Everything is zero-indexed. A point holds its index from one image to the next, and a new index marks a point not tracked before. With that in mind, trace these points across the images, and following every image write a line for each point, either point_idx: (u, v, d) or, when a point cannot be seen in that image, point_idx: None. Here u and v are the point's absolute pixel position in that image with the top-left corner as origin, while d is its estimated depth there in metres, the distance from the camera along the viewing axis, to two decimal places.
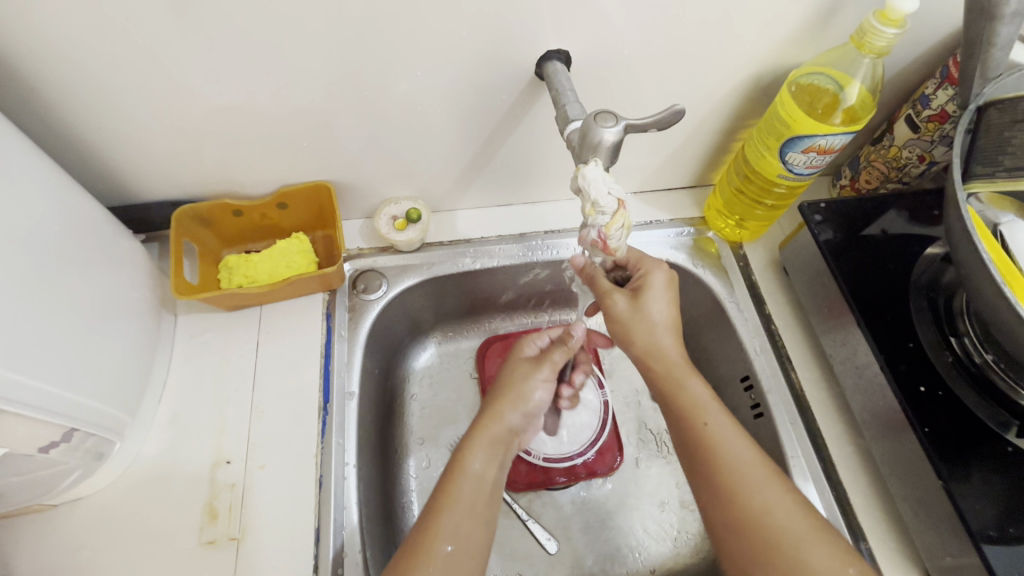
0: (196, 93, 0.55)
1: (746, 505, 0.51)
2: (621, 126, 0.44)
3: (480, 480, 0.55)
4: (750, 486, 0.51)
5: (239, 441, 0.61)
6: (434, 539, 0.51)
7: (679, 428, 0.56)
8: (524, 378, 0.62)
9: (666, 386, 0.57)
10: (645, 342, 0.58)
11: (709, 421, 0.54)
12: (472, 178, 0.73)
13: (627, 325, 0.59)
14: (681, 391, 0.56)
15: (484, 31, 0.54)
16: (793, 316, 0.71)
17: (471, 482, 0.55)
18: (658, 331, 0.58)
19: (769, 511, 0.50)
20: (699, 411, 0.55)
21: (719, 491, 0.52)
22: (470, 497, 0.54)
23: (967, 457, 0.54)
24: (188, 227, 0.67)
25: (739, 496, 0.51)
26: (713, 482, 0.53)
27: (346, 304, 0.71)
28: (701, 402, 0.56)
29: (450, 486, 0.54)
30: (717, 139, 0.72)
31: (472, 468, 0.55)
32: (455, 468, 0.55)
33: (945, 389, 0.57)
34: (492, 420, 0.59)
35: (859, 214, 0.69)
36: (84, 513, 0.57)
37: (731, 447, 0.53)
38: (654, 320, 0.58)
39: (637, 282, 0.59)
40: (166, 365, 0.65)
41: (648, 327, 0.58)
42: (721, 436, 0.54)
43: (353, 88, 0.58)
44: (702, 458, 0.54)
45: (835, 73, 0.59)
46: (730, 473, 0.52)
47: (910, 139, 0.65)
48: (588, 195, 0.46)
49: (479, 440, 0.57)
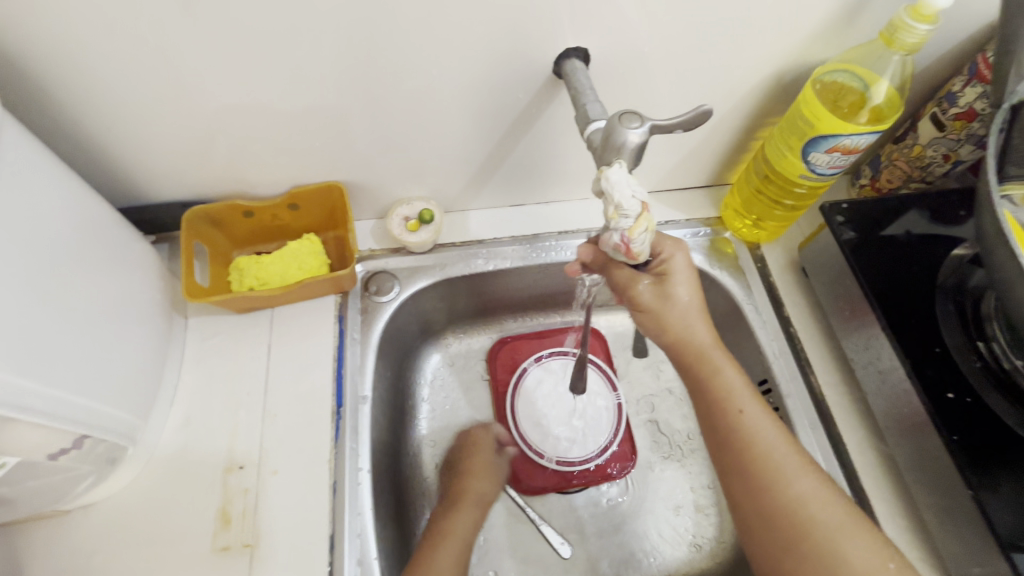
0: (207, 92, 0.54)
1: (781, 493, 0.50)
2: (646, 127, 0.43)
3: (465, 541, 0.62)
4: (786, 474, 0.51)
5: (253, 445, 0.60)
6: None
7: (711, 417, 0.55)
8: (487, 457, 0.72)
9: (698, 375, 0.56)
10: (674, 329, 0.56)
11: (744, 409, 0.53)
12: (485, 178, 0.72)
13: (656, 315, 0.56)
14: (715, 377, 0.55)
15: (501, 29, 0.53)
16: (813, 319, 0.70)
17: (455, 544, 0.61)
18: (690, 318, 0.56)
19: (806, 500, 0.50)
20: (733, 397, 0.54)
21: (752, 479, 0.51)
22: (457, 555, 0.60)
23: (996, 465, 0.52)
24: (198, 229, 0.66)
25: (773, 485, 0.51)
26: (747, 470, 0.52)
27: (358, 307, 0.70)
28: (736, 389, 0.54)
29: (441, 544, 0.61)
30: (736, 138, 0.70)
31: (457, 528, 0.63)
32: (443, 532, 0.62)
33: (973, 395, 0.56)
34: (471, 485, 0.68)
35: (881, 215, 0.67)
36: (96, 517, 0.56)
37: (767, 434, 0.53)
38: (682, 307, 0.56)
39: (658, 267, 0.56)
40: (177, 368, 0.64)
41: (677, 314, 0.56)
42: (757, 424, 0.53)
43: (367, 87, 0.57)
44: (736, 445, 0.53)
45: (860, 71, 0.58)
46: (763, 460, 0.51)
47: (936, 138, 0.63)
48: (611, 198, 0.44)
49: (463, 506, 0.66)
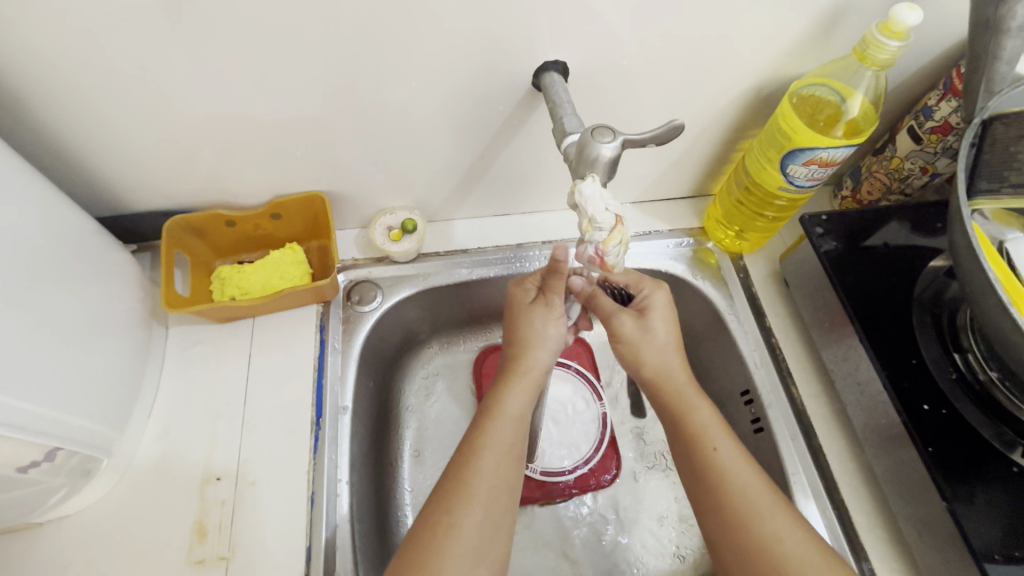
0: (187, 102, 0.54)
1: (756, 531, 0.50)
2: (619, 141, 0.43)
3: (518, 418, 0.56)
4: (760, 511, 0.50)
5: (231, 456, 0.60)
6: (474, 475, 0.51)
7: (687, 453, 0.55)
8: (541, 323, 0.59)
9: (675, 410, 0.57)
10: (650, 367, 0.59)
11: (718, 446, 0.54)
12: (469, 188, 0.72)
13: (633, 347, 0.60)
14: (689, 414, 0.56)
15: (480, 41, 0.53)
16: (793, 329, 0.70)
17: (509, 419, 0.55)
18: (666, 354, 0.59)
19: (780, 538, 0.49)
20: (708, 433, 0.55)
21: (725, 517, 0.51)
22: (511, 432, 0.55)
23: (969, 477, 0.53)
24: (179, 238, 0.66)
25: (746, 521, 0.50)
26: (721, 505, 0.52)
27: (340, 316, 0.70)
28: (709, 426, 0.56)
29: (488, 425, 0.55)
30: (718, 148, 0.71)
31: (511, 408, 0.56)
32: (493, 407, 0.56)
33: (948, 407, 0.56)
34: (520, 361, 0.59)
35: (860, 225, 0.68)
36: (71, 530, 0.56)
37: (740, 472, 0.53)
38: (659, 342, 0.59)
39: (641, 303, 0.62)
40: (156, 378, 0.63)
41: (650, 345, 0.59)
42: (731, 461, 0.53)
43: (347, 100, 0.57)
44: (709, 483, 0.53)
45: (837, 85, 0.58)
46: (738, 496, 0.51)
47: (913, 151, 0.64)
48: (585, 211, 0.44)
49: (518, 382, 0.58)
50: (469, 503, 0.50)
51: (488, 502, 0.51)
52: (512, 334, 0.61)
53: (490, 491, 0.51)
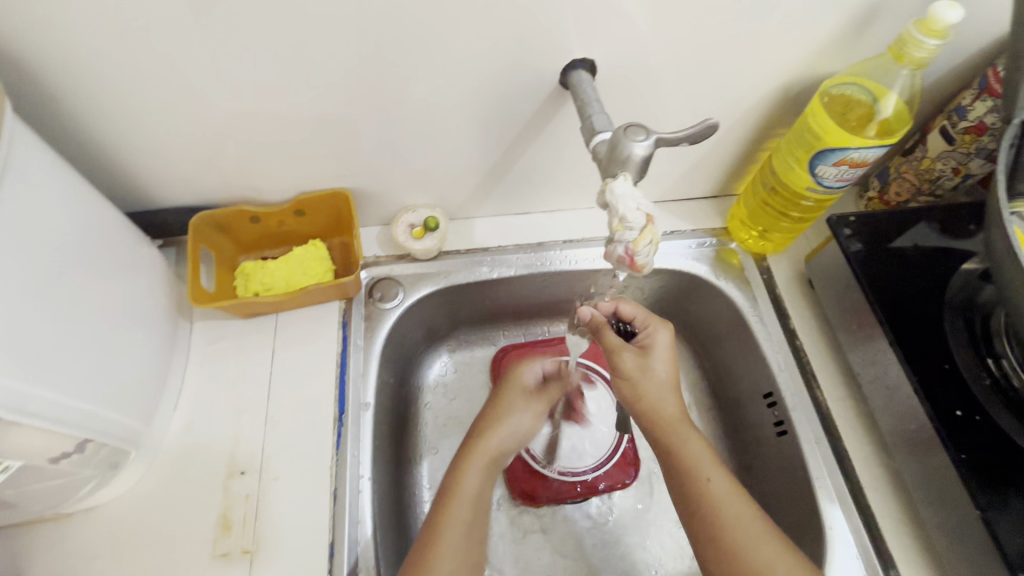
0: (216, 99, 0.55)
1: (749, 563, 0.48)
2: (652, 139, 0.43)
3: (474, 501, 0.55)
4: (746, 543, 0.49)
5: (254, 451, 0.60)
6: (438, 559, 0.51)
7: (680, 487, 0.53)
8: (519, 406, 0.64)
9: (669, 447, 0.54)
10: (645, 405, 0.56)
11: (711, 478, 0.52)
12: (491, 186, 0.72)
13: (633, 386, 0.57)
14: (683, 452, 0.53)
15: (507, 38, 0.53)
16: (819, 332, 0.69)
17: (467, 500, 0.55)
18: (663, 392, 0.56)
19: (771, 572, 0.47)
20: (701, 468, 0.52)
21: (720, 552, 0.49)
22: (470, 511, 0.55)
23: (1003, 485, 0.52)
24: (205, 234, 0.67)
25: (740, 552, 0.49)
26: (714, 536, 0.50)
27: (362, 313, 0.70)
28: (705, 462, 0.53)
29: (448, 509, 0.54)
30: (744, 148, 0.70)
31: (470, 486, 0.56)
32: (452, 488, 0.56)
33: (982, 413, 0.55)
34: (487, 440, 0.60)
35: (890, 227, 0.66)
36: (98, 521, 0.57)
37: (732, 504, 0.51)
38: (659, 380, 0.56)
39: (642, 340, 0.59)
40: (182, 371, 0.64)
41: (650, 384, 0.56)
42: (724, 497, 0.51)
43: (373, 97, 0.57)
44: (702, 515, 0.51)
45: (870, 84, 0.57)
46: (730, 529, 0.50)
47: (945, 152, 0.63)
48: (617, 210, 0.44)
49: (475, 461, 0.58)
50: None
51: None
52: (489, 408, 0.65)
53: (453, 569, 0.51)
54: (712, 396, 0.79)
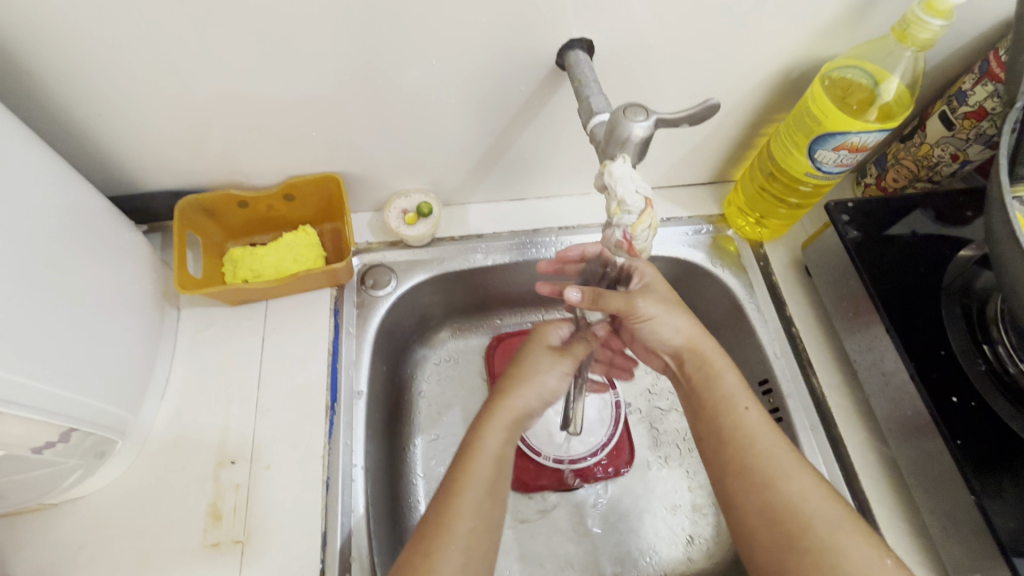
0: (198, 79, 0.53)
1: (781, 489, 0.49)
2: (652, 120, 0.42)
3: (498, 458, 0.53)
4: (779, 470, 0.50)
5: (244, 440, 0.59)
6: (455, 517, 0.49)
7: (712, 417, 0.55)
8: (535, 367, 0.59)
9: (703, 373, 0.56)
10: (676, 337, 0.58)
11: (748, 407, 0.54)
12: (486, 171, 0.71)
13: (657, 319, 0.57)
14: (715, 382, 0.56)
15: (504, 16, 0.51)
16: (814, 318, 0.69)
17: (487, 459, 0.53)
18: (676, 321, 0.58)
19: (804, 495, 0.49)
20: (734, 399, 0.54)
21: (754, 478, 0.50)
22: (489, 473, 0.52)
23: (999, 469, 0.52)
24: (192, 219, 0.65)
25: (772, 479, 0.50)
26: (747, 465, 0.51)
27: (354, 300, 0.69)
28: (734, 391, 0.55)
29: (469, 463, 0.52)
30: (743, 133, 0.69)
31: (490, 447, 0.53)
32: (472, 445, 0.53)
33: (978, 399, 0.55)
34: (509, 401, 0.57)
35: (887, 213, 0.66)
36: (85, 511, 0.55)
37: (764, 434, 0.52)
38: (667, 311, 0.57)
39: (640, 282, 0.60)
40: (169, 359, 0.63)
41: (667, 322, 0.58)
42: (757, 423, 0.53)
43: (365, 78, 0.56)
44: (731, 443, 0.53)
45: (871, 67, 0.56)
46: (763, 456, 0.51)
47: (944, 137, 0.62)
48: (615, 193, 0.43)
49: (495, 421, 0.55)
50: (453, 545, 0.48)
51: (469, 546, 0.49)
52: (510, 372, 0.60)
53: (473, 525, 0.49)
54: None
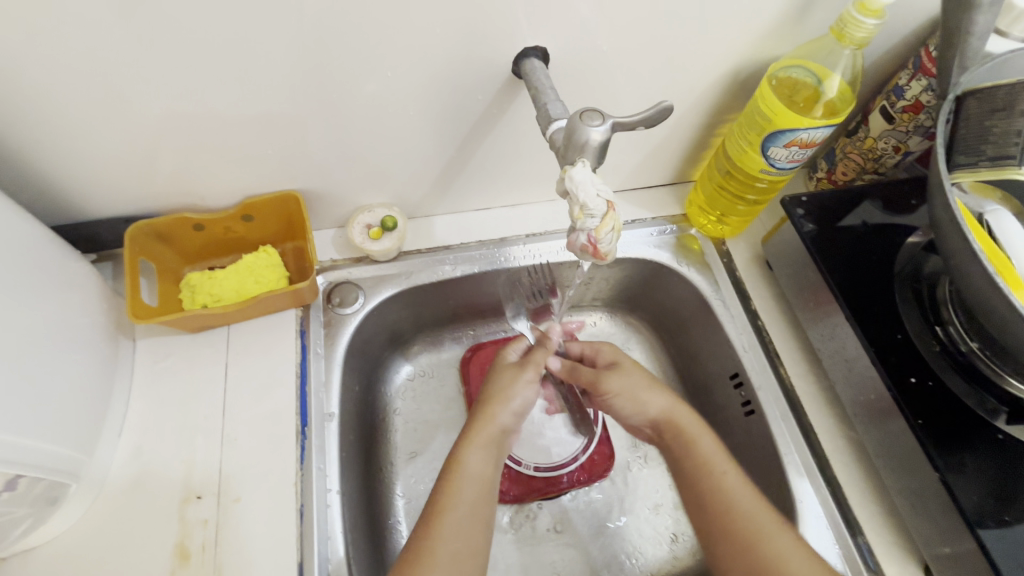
0: (145, 99, 0.51)
1: (763, 550, 0.50)
2: (608, 124, 0.43)
3: (483, 480, 0.54)
4: (762, 531, 0.51)
5: (211, 473, 0.57)
6: (438, 537, 0.49)
7: (697, 481, 0.55)
8: (507, 383, 0.61)
9: (679, 439, 0.58)
10: (652, 410, 0.61)
11: (726, 470, 0.55)
12: (449, 182, 0.70)
13: (627, 394, 0.62)
14: (692, 448, 0.57)
15: (458, 26, 0.51)
16: (779, 310, 0.71)
17: (472, 479, 0.53)
18: (646, 394, 0.62)
19: (786, 555, 0.49)
20: (715, 461, 0.56)
21: (737, 540, 0.51)
22: (473, 495, 0.53)
23: (959, 446, 0.54)
24: (144, 245, 0.63)
25: (755, 539, 0.51)
26: (730, 528, 0.52)
27: (321, 320, 0.67)
28: (714, 454, 0.56)
29: (452, 484, 0.53)
30: (699, 134, 0.71)
31: (472, 466, 0.54)
32: (453, 467, 0.54)
33: (935, 378, 0.57)
34: (486, 421, 0.58)
35: (840, 205, 0.69)
36: (38, 561, 0.52)
37: (745, 494, 0.53)
38: (639, 385, 0.63)
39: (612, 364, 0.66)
40: (125, 393, 0.60)
41: (638, 393, 0.62)
42: (737, 484, 0.54)
43: (320, 94, 0.55)
44: (714, 508, 0.54)
45: (814, 66, 0.59)
46: (744, 517, 0.52)
47: (886, 131, 0.65)
48: (577, 198, 0.44)
49: (474, 442, 0.56)
50: (435, 568, 0.47)
51: (453, 567, 0.48)
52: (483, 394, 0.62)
53: (456, 545, 0.49)
54: (681, 380, 0.80)
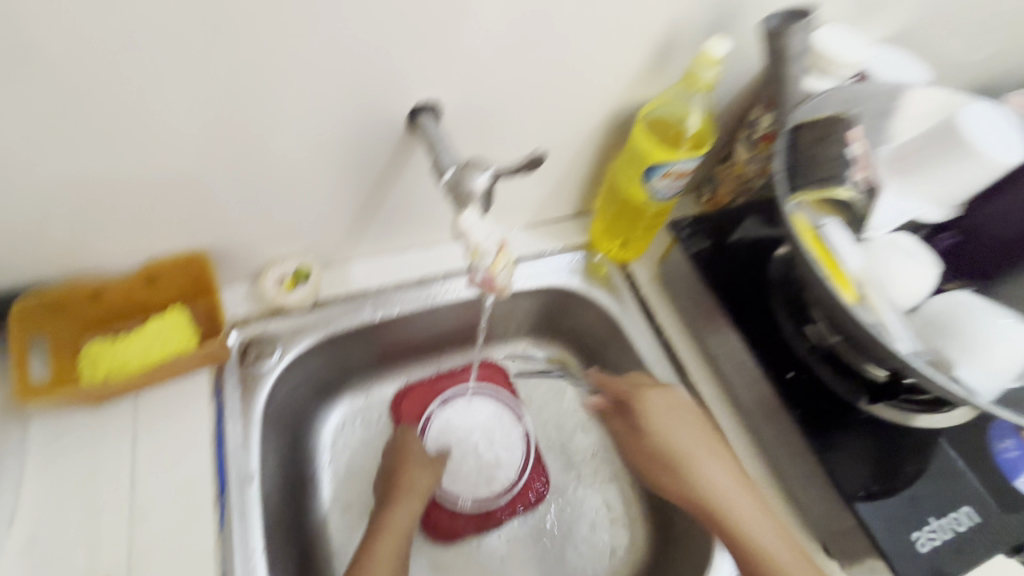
0: (27, 172, 0.50)
1: (755, 551, 0.56)
2: (490, 172, 0.49)
3: (408, 531, 0.64)
4: (757, 535, 0.57)
5: (120, 553, 0.54)
6: None
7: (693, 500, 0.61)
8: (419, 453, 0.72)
9: (682, 463, 0.63)
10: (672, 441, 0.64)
11: (721, 483, 0.60)
12: (362, 229, 0.72)
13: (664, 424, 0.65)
14: (694, 474, 0.62)
15: (349, 85, 0.54)
16: (682, 324, 0.76)
17: (399, 533, 0.63)
18: (670, 422, 0.65)
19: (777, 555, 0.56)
20: (714, 482, 0.61)
21: (738, 548, 0.57)
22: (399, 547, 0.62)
23: (833, 429, 0.62)
24: (33, 319, 0.59)
25: (752, 548, 0.56)
26: (733, 538, 0.57)
27: (237, 378, 0.66)
28: (716, 473, 0.61)
29: (380, 540, 0.62)
30: (594, 169, 0.77)
31: (399, 521, 0.64)
32: (384, 525, 0.63)
33: (808, 371, 0.66)
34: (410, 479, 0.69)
35: (722, 224, 0.76)
36: None
37: (742, 501, 0.59)
38: (680, 417, 0.65)
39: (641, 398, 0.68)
40: (17, 481, 0.56)
41: (680, 420, 0.65)
42: (736, 494, 0.59)
43: (217, 155, 0.56)
44: (716, 520, 0.59)
45: (677, 107, 0.67)
46: (738, 524, 0.58)
47: (750, 157, 0.74)
48: (472, 238, 0.48)
49: (404, 498, 0.67)
50: None
51: None
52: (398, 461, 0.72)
53: None
54: None
